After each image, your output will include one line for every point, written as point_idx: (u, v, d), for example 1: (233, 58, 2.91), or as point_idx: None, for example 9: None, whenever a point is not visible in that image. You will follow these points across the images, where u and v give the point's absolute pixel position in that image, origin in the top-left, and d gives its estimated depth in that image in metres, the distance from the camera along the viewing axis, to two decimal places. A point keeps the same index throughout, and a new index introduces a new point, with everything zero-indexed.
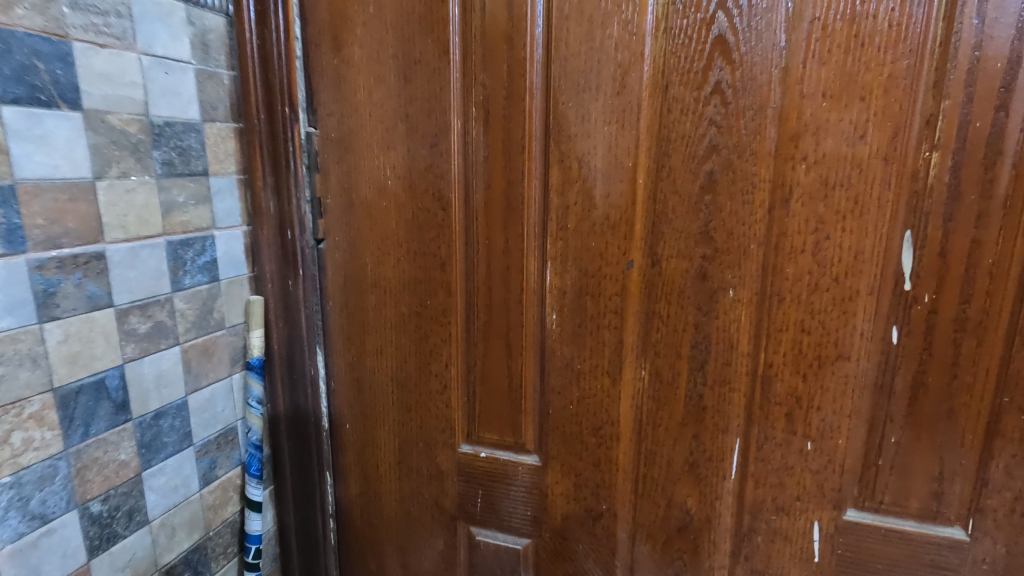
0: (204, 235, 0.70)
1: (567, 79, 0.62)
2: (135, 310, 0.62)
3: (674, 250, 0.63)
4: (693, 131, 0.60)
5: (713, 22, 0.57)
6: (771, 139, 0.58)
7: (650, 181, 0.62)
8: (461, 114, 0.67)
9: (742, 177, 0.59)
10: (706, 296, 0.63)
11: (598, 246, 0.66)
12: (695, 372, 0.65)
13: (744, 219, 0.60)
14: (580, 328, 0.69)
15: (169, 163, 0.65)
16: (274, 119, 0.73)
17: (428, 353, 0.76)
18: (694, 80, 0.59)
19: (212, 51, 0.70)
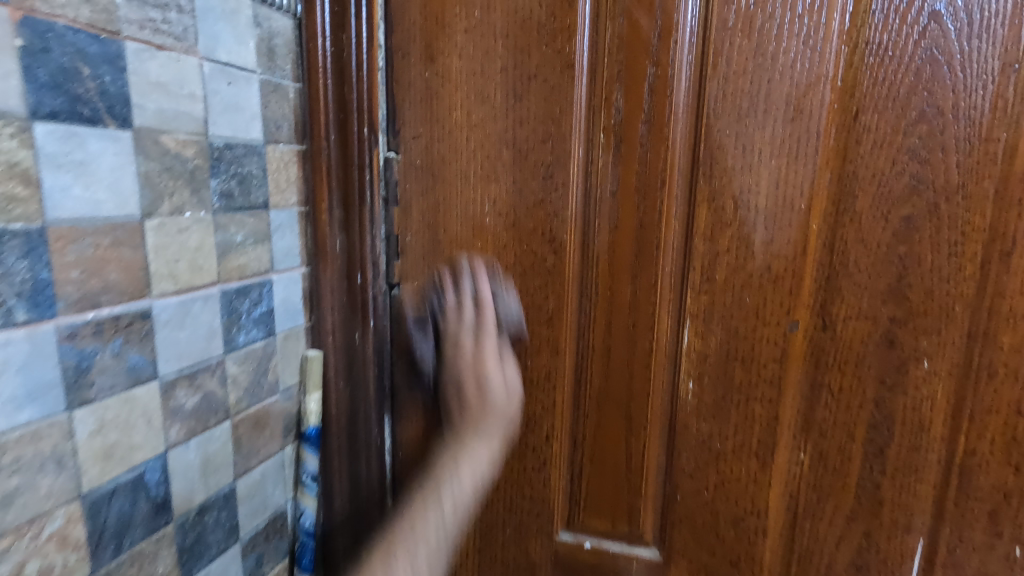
0: (261, 280, 0.57)
1: (726, 101, 0.52)
2: (182, 380, 0.49)
3: (854, 311, 0.52)
4: (888, 169, 0.49)
5: (921, 37, 0.47)
6: (991, 179, 0.47)
7: (827, 226, 0.51)
8: (586, 140, 0.56)
9: (949, 226, 0.48)
10: (893, 367, 0.52)
11: (753, 302, 0.54)
12: (872, 458, 0.54)
13: (949, 276, 0.49)
14: (724, 400, 0.57)
15: (227, 195, 0.52)
16: (347, 141, 0.60)
17: (526, 424, 0.63)
18: (894, 107, 0.48)
19: (279, 58, 0.57)
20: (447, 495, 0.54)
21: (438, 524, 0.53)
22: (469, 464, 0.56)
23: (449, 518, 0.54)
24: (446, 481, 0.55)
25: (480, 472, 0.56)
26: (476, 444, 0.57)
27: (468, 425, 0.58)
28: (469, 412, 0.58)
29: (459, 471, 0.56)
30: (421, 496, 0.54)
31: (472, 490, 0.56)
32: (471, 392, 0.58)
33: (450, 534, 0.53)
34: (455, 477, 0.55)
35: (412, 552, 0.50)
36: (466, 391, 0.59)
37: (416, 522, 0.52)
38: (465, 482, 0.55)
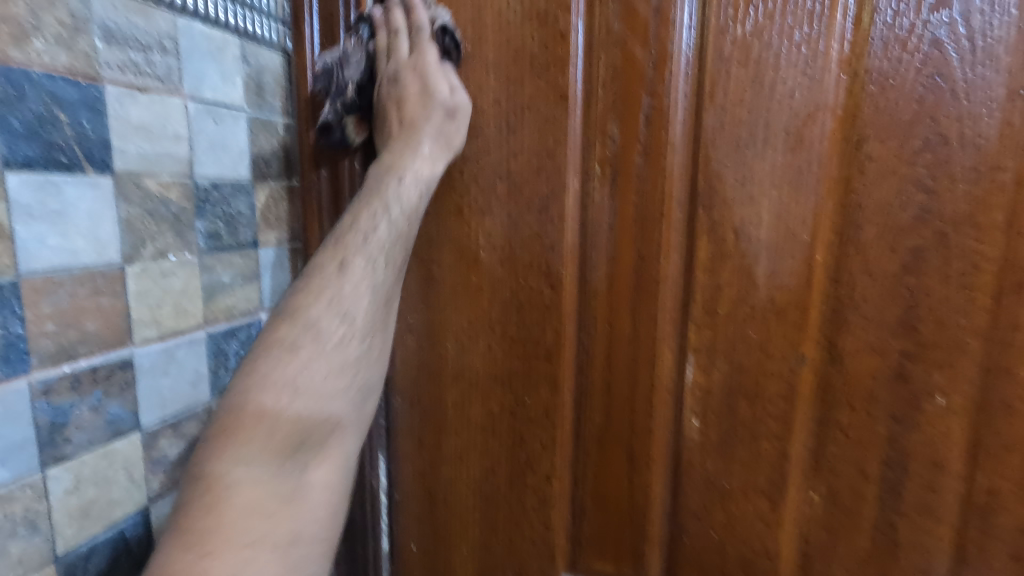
0: (250, 320, 0.56)
1: (724, 132, 0.50)
2: (165, 430, 0.47)
3: (863, 344, 0.50)
4: (893, 198, 0.48)
5: (924, 65, 0.46)
6: (1001, 209, 0.45)
7: (832, 257, 0.50)
8: (581, 172, 0.55)
9: (959, 257, 0.47)
10: (906, 403, 0.50)
11: (757, 336, 0.52)
12: (887, 496, 0.51)
13: (961, 308, 0.47)
14: (729, 438, 0.55)
15: (214, 236, 0.51)
16: (338, 175, 0.59)
17: (524, 463, 0.61)
18: (897, 136, 0.47)
19: (267, 94, 0.57)
20: (352, 278, 0.50)
21: (318, 328, 0.48)
22: (354, 235, 0.50)
23: (313, 378, 0.48)
24: (353, 245, 0.50)
25: (348, 310, 0.50)
26: (379, 220, 0.51)
27: (346, 232, 0.51)
28: (405, 125, 0.53)
29: (351, 241, 0.50)
30: (305, 302, 0.49)
31: (365, 301, 0.51)
32: (411, 103, 0.52)
33: (337, 345, 0.49)
34: (342, 269, 0.50)
35: (277, 382, 0.46)
36: (393, 119, 0.53)
37: (257, 388, 0.46)
38: (378, 239, 0.51)
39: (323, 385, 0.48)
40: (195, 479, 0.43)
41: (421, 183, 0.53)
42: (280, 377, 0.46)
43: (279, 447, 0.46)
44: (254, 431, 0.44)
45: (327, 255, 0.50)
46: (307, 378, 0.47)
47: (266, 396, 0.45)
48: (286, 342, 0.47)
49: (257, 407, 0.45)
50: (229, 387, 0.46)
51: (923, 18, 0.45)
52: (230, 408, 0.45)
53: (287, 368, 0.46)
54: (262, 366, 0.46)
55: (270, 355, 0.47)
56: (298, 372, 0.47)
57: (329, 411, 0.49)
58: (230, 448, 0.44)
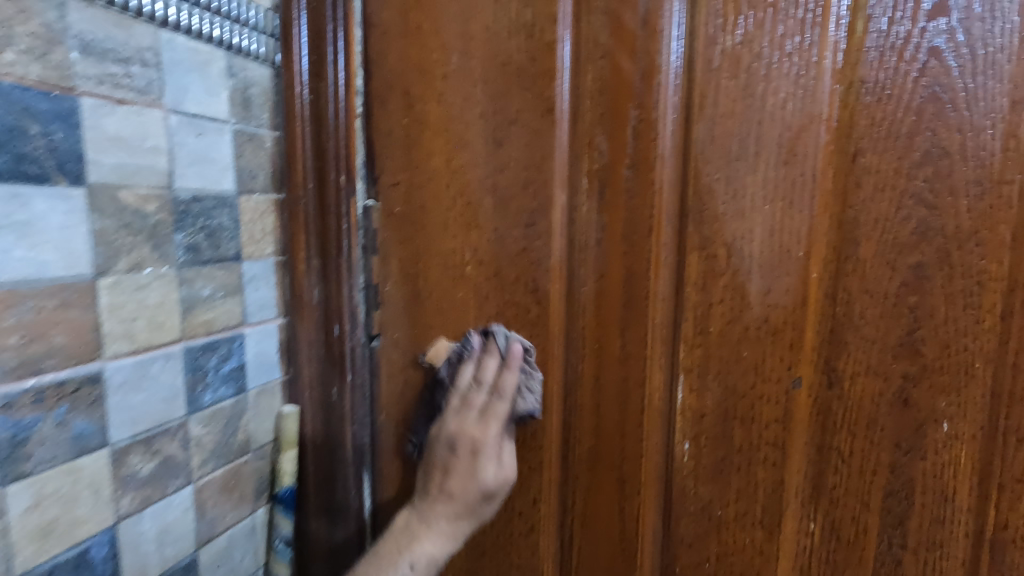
0: (231, 334, 0.55)
1: (714, 144, 0.49)
2: (137, 446, 0.47)
3: (862, 367, 0.47)
4: (892, 213, 0.45)
5: (923, 75, 0.44)
6: (1006, 224, 0.43)
7: (828, 275, 0.47)
8: (569, 186, 0.53)
9: (963, 275, 0.44)
10: (909, 430, 0.47)
11: (751, 357, 0.50)
12: (890, 529, 0.48)
13: (967, 330, 0.45)
14: (722, 464, 0.52)
15: (193, 249, 0.51)
16: (324, 187, 0.59)
17: (511, 486, 0.59)
18: (895, 148, 0.45)
19: (255, 108, 0.56)
20: (439, 513, 0.53)
21: (408, 554, 0.52)
22: (455, 480, 0.53)
23: (422, 560, 0.52)
24: (454, 492, 0.53)
25: (438, 547, 0.52)
26: (440, 532, 0.53)
27: (440, 449, 0.54)
28: (456, 474, 0.53)
29: (421, 540, 0.52)
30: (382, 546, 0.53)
31: (432, 562, 0.52)
32: (461, 459, 0.53)
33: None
34: (420, 528, 0.53)
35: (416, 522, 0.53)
36: (449, 421, 0.55)
37: (404, 540, 0.52)
38: (442, 532, 0.53)
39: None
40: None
41: (478, 511, 0.54)
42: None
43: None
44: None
45: (409, 513, 0.54)
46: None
47: (406, 546, 0.52)
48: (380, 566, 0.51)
49: (383, 564, 0.51)
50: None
51: (920, 25, 0.43)
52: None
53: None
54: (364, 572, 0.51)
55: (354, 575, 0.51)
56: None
57: None
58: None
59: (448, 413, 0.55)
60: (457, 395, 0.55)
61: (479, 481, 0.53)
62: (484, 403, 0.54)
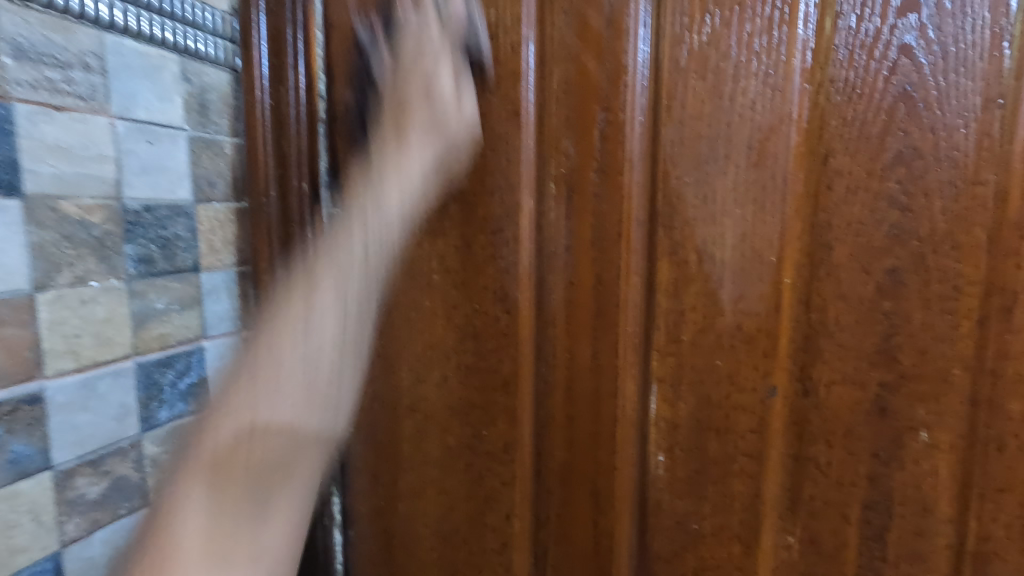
0: (189, 349, 0.53)
1: (683, 147, 0.47)
2: (83, 468, 0.45)
3: (838, 375, 0.46)
4: (866, 216, 0.44)
5: (894, 74, 0.42)
6: (981, 226, 0.42)
7: (802, 280, 0.46)
8: (536, 191, 0.52)
9: (940, 279, 0.43)
10: (888, 440, 0.45)
11: (725, 366, 0.48)
12: (871, 543, 0.46)
13: (944, 336, 0.43)
14: (698, 477, 0.50)
15: (146, 260, 0.49)
16: (287, 195, 0.57)
17: (484, 501, 0.57)
18: (868, 148, 0.43)
19: (213, 114, 0.55)
20: (412, 171, 0.45)
21: (321, 333, 0.38)
22: (418, 83, 0.45)
23: (337, 310, 0.39)
24: (417, 99, 0.45)
25: (381, 231, 0.42)
26: (420, 141, 0.45)
27: (393, 88, 0.47)
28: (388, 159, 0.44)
29: (393, 165, 0.44)
30: (350, 214, 0.43)
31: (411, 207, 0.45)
32: (414, 111, 0.45)
33: (378, 248, 0.42)
34: (401, 141, 0.45)
35: (313, 304, 0.39)
36: (406, 40, 0.47)
37: (302, 291, 0.39)
38: (422, 157, 0.46)
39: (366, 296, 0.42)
40: (180, 459, 0.35)
41: (431, 159, 0.47)
42: (304, 332, 0.38)
43: (308, 354, 0.38)
44: (244, 403, 0.36)
45: (385, 137, 0.46)
46: (367, 243, 0.41)
47: (348, 256, 0.40)
48: (295, 321, 0.38)
49: (269, 376, 0.36)
50: (210, 400, 0.37)
51: (890, 22, 0.42)
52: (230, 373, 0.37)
53: (353, 240, 0.41)
54: (280, 332, 0.38)
55: (270, 341, 0.37)
56: (307, 322, 0.38)
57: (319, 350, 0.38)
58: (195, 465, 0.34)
59: (400, 40, 0.48)
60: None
61: (441, 96, 0.46)
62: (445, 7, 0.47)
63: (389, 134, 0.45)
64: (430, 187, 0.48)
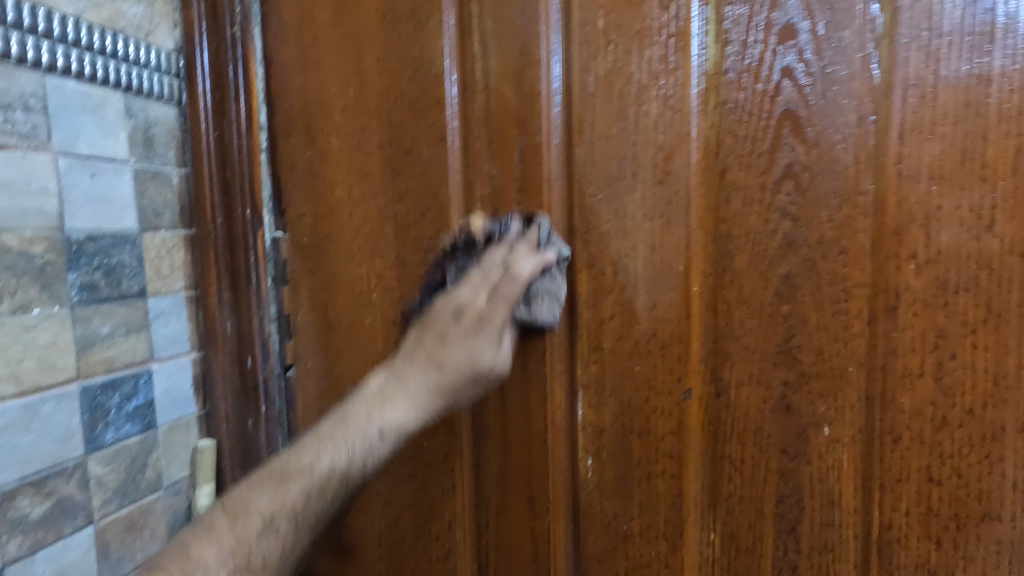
0: (136, 371, 0.55)
1: (595, 166, 0.51)
2: (26, 488, 0.47)
3: (745, 376, 0.49)
4: (761, 226, 0.47)
5: (779, 93, 0.46)
6: (865, 232, 0.45)
7: (708, 288, 0.49)
8: (464, 211, 0.55)
9: (831, 282, 0.46)
10: (793, 436, 0.48)
11: (644, 371, 0.51)
12: (785, 535, 0.49)
13: (838, 335, 0.46)
14: (625, 478, 0.53)
15: (90, 288, 0.51)
16: (232, 222, 0.60)
17: (427, 510, 0.59)
18: (759, 163, 0.47)
19: (158, 146, 0.58)
20: (414, 386, 0.51)
21: (274, 527, 0.46)
22: (456, 369, 0.51)
23: (399, 412, 0.50)
24: (439, 340, 0.51)
25: (416, 403, 0.51)
26: (410, 396, 0.51)
27: (444, 295, 0.53)
28: (455, 336, 0.51)
29: (403, 381, 0.52)
30: (349, 411, 0.51)
31: (386, 447, 0.50)
32: (458, 326, 0.51)
33: (373, 463, 0.50)
34: (389, 395, 0.51)
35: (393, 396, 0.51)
36: (466, 288, 0.51)
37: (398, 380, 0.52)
38: (397, 410, 0.50)
39: (296, 536, 0.47)
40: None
41: (466, 372, 0.51)
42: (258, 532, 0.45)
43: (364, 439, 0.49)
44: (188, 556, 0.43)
45: (384, 374, 0.52)
46: (344, 452, 0.49)
47: (388, 400, 0.51)
48: (264, 496, 0.46)
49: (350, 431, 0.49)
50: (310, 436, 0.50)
51: (772, 47, 0.46)
52: (204, 520, 0.46)
53: (323, 458, 0.48)
54: (260, 488, 0.47)
55: (232, 512, 0.45)
56: (274, 504, 0.46)
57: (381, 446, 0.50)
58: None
59: (488, 255, 0.51)
60: (498, 254, 0.51)
61: (478, 357, 0.51)
62: (510, 276, 0.50)
63: (431, 333, 0.52)
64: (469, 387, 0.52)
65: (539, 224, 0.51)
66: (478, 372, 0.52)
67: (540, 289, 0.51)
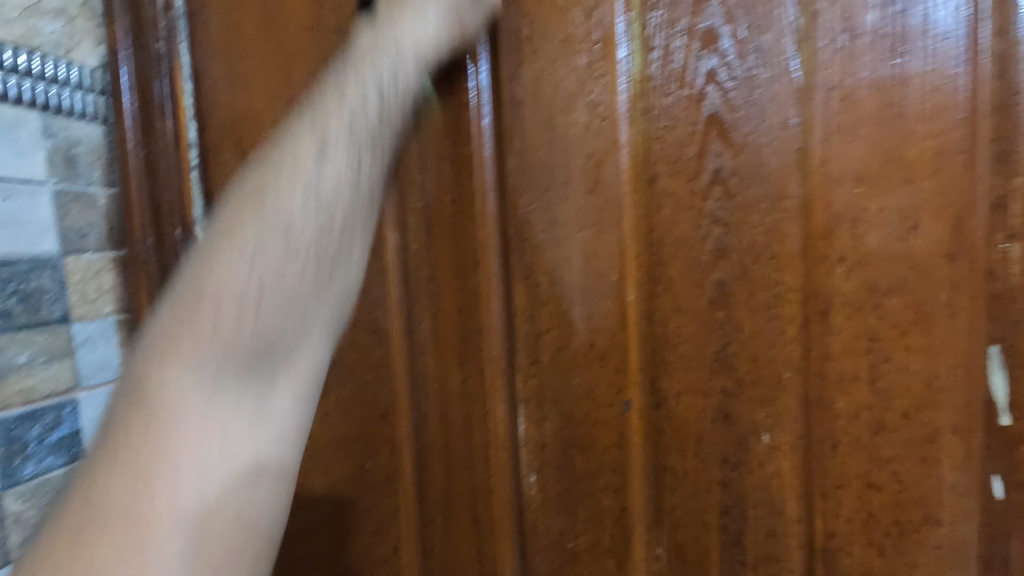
0: (59, 401, 0.53)
1: (527, 176, 0.50)
2: None
3: (684, 385, 0.48)
4: (692, 232, 0.46)
5: (704, 98, 0.45)
6: (795, 237, 0.44)
7: (643, 296, 0.48)
8: (397, 224, 0.54)
9: (764, 287, 0.45)
10: (734, 445, 0.47)
11: (583, 383, 0.50)
12: (731, 547, 0.48)
13: (773, 341, 0.46)
14: (569, 494, 0.51)
15: (4, 315, 0.49)
16: (163, 242, 0.59)
17: (372, 533, 0.57)
18: (687, 168, 0.46)
19: (83, 166, 0.56)
20: (410, 59, 0.42)
21: (263, 299, 0.34)
22: None
23: (370, 120, 0.40)
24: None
25: (418, 52, 0.42)
26: (421, 10, 0.42)
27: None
28: None
29: (367, 69, 0.40)
30: (285, 160, 0.37)
31: (349, 191, 0.38)
32: None
33: (313, 253, 0.36)
34: (389, 31, 0.41)
35: (290, 182, 0.36)
36: None
37: (304, 146, 0.37)
38: (425, 38, 0.42)
39: (353, 207, 0.38)
40: (167, 320, 0.33)
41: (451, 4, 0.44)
42: (301, 218, 0.36)
43: (282, 229, 0.35)
44: (207, 292, 0.33)
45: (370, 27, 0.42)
46: (262, 262, 0.34)
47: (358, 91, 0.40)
48: (289, 185, 0.36)
49: (228, 252, 0.34)
50: (178, 293, 0.34)
51: (695, 52, 0.45)
52: (164, 326, 0.33)
53: (229, 277, 0.34)
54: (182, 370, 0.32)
55: (247, 216, 0.35)
56: (307, 182, 0.36)
57: (312, 228, 0.36)
58: (156, 368, 0.32)
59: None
60: None
61: None
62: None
63: (382, 17, 0.42)
64: (444, 43, 0.44)
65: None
66: (474, 15, 0.46)
67: None
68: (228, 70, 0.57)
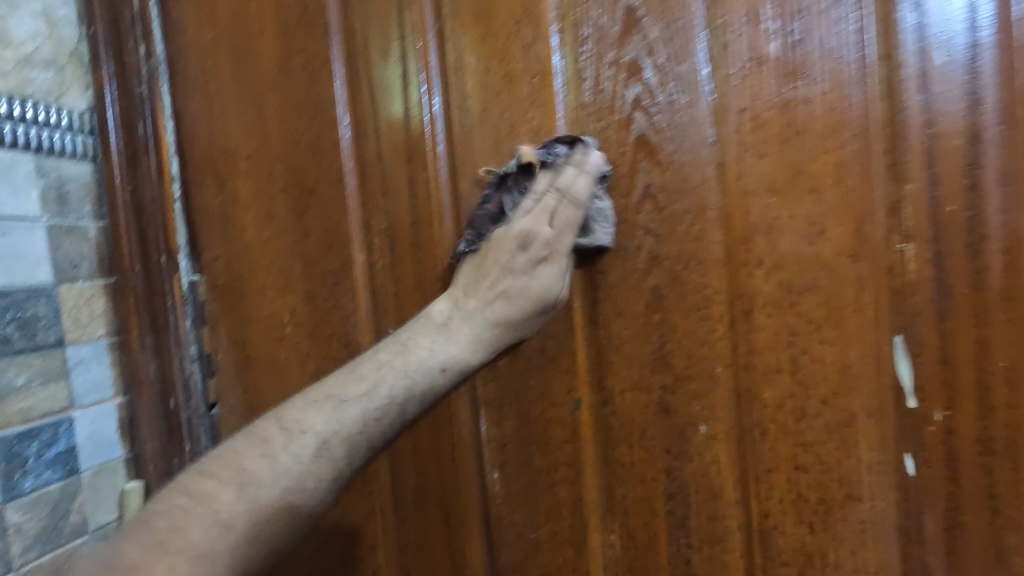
0: (55, 419, 0.57)
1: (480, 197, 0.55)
2: None
3: (627, 383, 0.52)
4: (628, 243, 0.51)
5: (632, 121, 0.50)
6: (718, 244, 0.49)
7: (587, 302, 0.53)
8: (365, 244, 0.59)
9: (695, 290, 0.50)
10: (674, 436, 0.51)
11: (537, 385, 0.54)
12: (677, 532, 0.52)
13: (704, 338, 0.50)
14: (529, 488, 0.55)
15: (2, 341, 0.53)
16: (150, 268, 0.63)
17: (350, 534, 0.61)
18: (621, 185, 0.51)
19: (73, 202, 0.60)
20: (488, 290, 0.51)
21: (286, 474, 0.47)
22: (510, 246, 0.50)
23: (415, 363, 0.51)
24: (496, 278, 0.51)
25: (472, 334, 0.52)
26: (464, 322, 0.52)
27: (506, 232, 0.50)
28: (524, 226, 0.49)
29: (444, 323, 0.52)
30: (346, 389, 0.50)
31: (357, 449, 0.50)
32: (513, 253, 0.50)
33: (301, 508, 0.47)
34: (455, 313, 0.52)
35: (345, 406, 0.49)
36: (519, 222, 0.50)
37: (394, 355, 0.51)
38: (457, 339, 0.51)
39: (364, 434, 0.50)
40: (237, 449, 0.48)
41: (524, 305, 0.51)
42: (359, 408, 0.49)
43: (290, 481, 0.47)
44: (258, 461, 0.47)
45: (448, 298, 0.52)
46: (295, 456, 0.47)
47: (439, 333, 0.51)
48: (310, 438, 0.48)
49: (285, 437, 0.48)
50: (247, 436, 0.49)
51: (622, 81, 0.50)
52: (233, 452, 0.48)
53: (287, 456, 0.47)
54: (219, 488, 0.45)
55: (318, 406, 0.49)
56: (335, 411, 0.49)
57: (309, 474, 0.47)
58: (208, 489, 0.45)
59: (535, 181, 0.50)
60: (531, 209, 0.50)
61: (548, 289, 0.50)
62: (569, 200, 0.49)
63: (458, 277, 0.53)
64: (484, 349, 0.52)
65: (584, 143, 0.49)
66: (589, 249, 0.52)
67: (595, 226, 0.50)
68: (207, 110, 0.63)
